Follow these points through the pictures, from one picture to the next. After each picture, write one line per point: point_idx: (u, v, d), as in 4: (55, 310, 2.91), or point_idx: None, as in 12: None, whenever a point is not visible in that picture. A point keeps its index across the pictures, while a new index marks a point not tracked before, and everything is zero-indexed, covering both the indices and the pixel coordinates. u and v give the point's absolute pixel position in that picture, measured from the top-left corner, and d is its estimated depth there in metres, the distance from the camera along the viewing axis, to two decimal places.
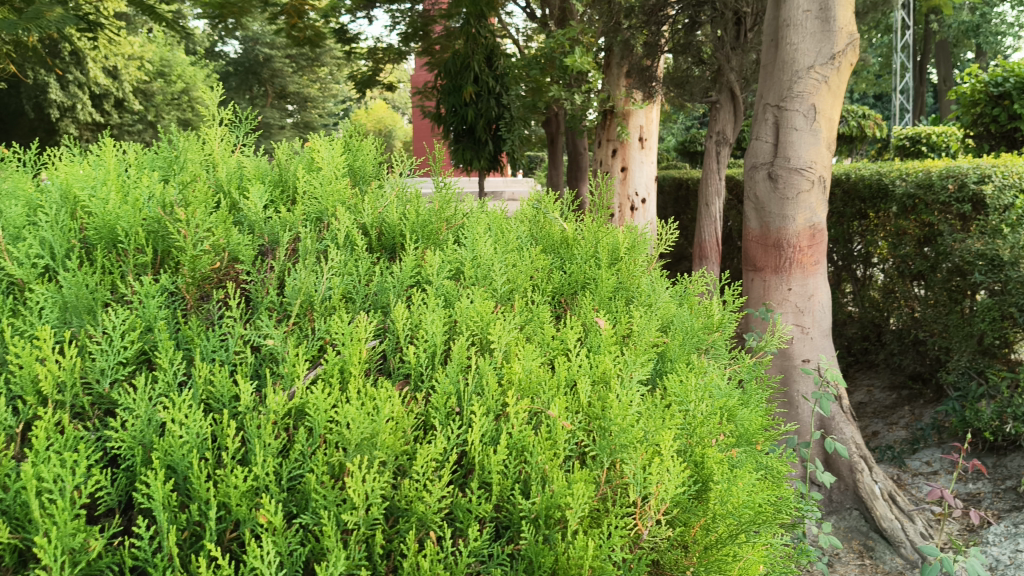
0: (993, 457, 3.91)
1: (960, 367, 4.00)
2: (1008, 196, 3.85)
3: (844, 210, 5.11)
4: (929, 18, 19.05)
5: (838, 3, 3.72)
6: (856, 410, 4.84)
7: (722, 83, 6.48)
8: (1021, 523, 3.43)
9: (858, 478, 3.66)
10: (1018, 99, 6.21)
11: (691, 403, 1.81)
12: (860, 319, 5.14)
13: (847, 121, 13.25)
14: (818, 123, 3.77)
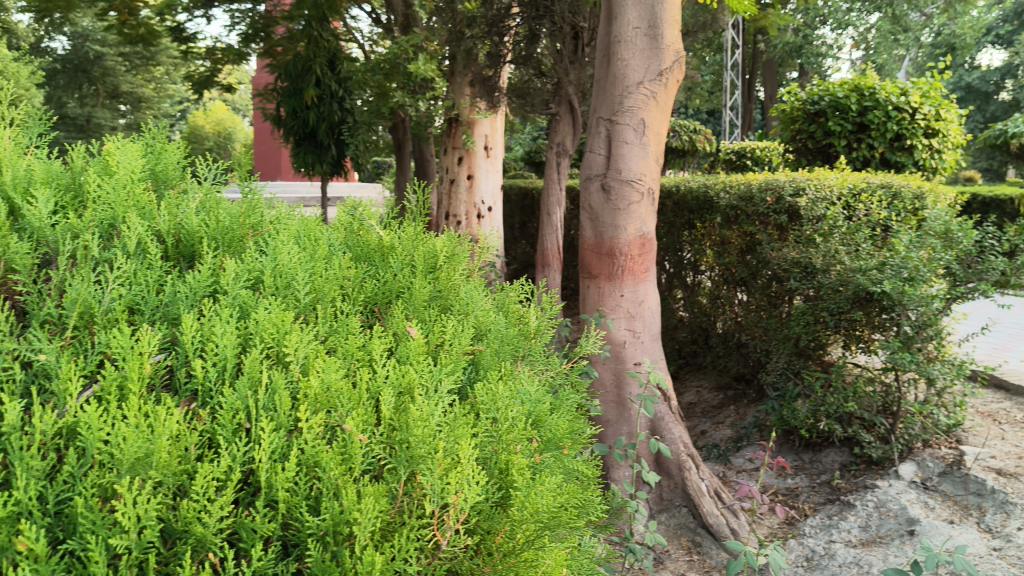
0: (809, 453, 4.14)
1: (778, 367, 4.21)
2: (820, 208, 4.09)
3: (675, 220, 5.36)
4: (758, 38, 20.14)
5: (665, 21, 3.85)
6: (686, 411, 5.02)
7: (561, 95, 6.41)
8: (833, 514, 3.60)
9: (686, 476, 3.81)
10: (832, 116, 6.64)
11: (498, 410, 1.75)
12: (690, 324, 5.37)
13: (679, 135, 13.80)
14: (646, 137, 3.90)
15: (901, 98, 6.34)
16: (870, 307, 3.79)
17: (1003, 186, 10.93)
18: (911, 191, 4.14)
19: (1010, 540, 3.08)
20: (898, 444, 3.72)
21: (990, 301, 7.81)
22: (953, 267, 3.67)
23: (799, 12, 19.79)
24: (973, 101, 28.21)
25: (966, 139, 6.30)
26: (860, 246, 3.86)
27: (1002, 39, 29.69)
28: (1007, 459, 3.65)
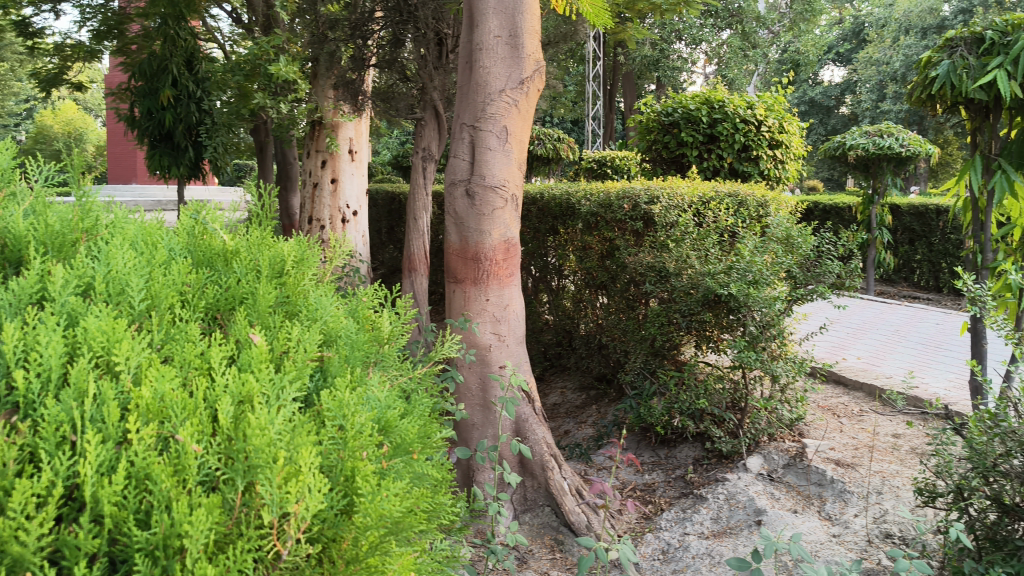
0: (665, 449, 4.28)
1: (636, 367, 4.36)
2: (673, 215, 4.27)
3: (539, 226, 5.46)
4: (619, 50, 20.71)
5: (526, 31, 3.91)
6: (550, 412, 5.12)
7: (426, 100, 6.34)
8: (688, 508, 3.72)
9: (549, 475, 3.86)
10: (684, 127, 6.90)
11: (344, 417, 1.70)
12: (555, 327, 5.49)
13: (544, 143, 14.02)
14: (509, 144, 3.93)
15: (748, 111, 6.69)
16: (718, 309, 3.98)
17: (841, 196, 11.67)
18: (755, 200, 4.46)
19: (849, 526, 3.27)
20: (746, 438, 3.91)
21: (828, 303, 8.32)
22: (794, 271, 3.91)
23: (657, 26, 20.43)
24: (815, 114, 29.76)
25: (805, 150, 6.84)
26: (709, 251, 4.04)
27: (844, 58, 31.60)
28: (845, 450, 3.90)
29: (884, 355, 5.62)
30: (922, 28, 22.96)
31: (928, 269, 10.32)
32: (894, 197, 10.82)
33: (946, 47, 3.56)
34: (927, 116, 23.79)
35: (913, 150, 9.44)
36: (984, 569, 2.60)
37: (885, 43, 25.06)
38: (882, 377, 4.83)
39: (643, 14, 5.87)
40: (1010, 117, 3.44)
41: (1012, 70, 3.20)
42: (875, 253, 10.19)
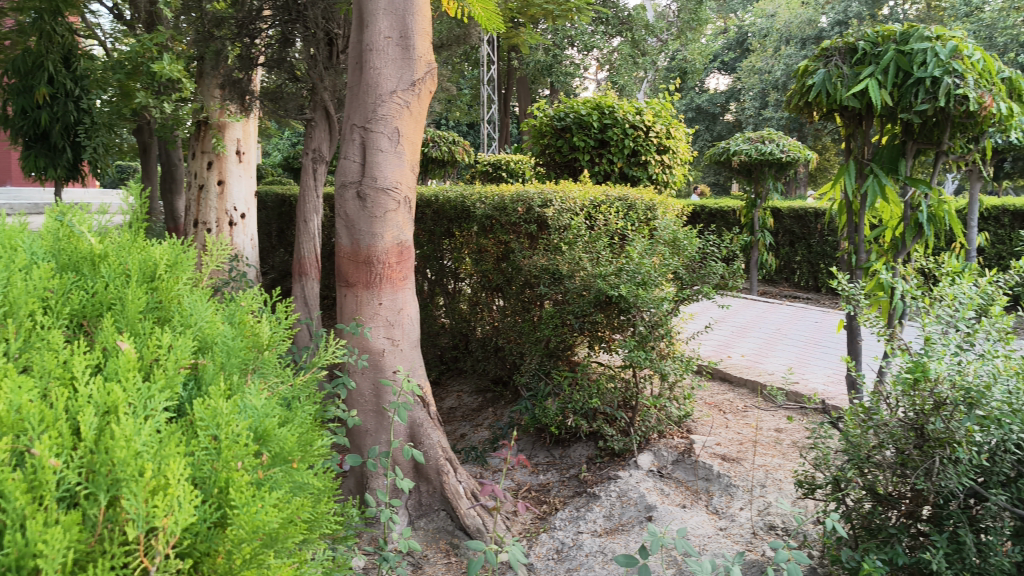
0: (559, 448, 4.32)
1: (531, 368, 4.37)
2: (566, 218, 4.31)
3: (434, 229, 5.42)
4: (511, 54, 20.76)
5: (416, 32, 3.87)
6: (447, 415, 5.10)
7: (316, 100, 6.22)
8: (582, 506, 3.73)
9: (444, 479, 3.80)
10: (576, 132, 6.98)
11: (219, 427, 1.64)
12: (451, 330, 5.49)
13: (439, 146, 14.01)
14: (400, 146, 3.87)
15: (636, 116, 6.85)
16: (609, 309, 4.04)
17: (727, 200, 12.08)
18: (644, 204, 4.57)
19: (735, 519, 3.36)
20: (636, 436, 3.99)
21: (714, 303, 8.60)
22: (681, 272, 4.02)
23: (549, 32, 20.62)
24: (702, 121, 30.62)
25: (691, 156, 7.05)
26: (601, 254, 4.10)
27: (728, 66, 32.66)
28: (730, 445, 4.03)
29: (767, 353, 5.83)
30: (801, 38, 23.99)
31: (807, 270, 10.77)
32: (775, 201, 11.26)
33: (820, 57, 3.66)
34: (806, 124, 24.87)
35: (793, 155, 9.82)
36: (861, 556, 2.70)
37: (766, 52, 26.04)
38: (765, 374, 5.01)
39: (536, 19, 5.91)
40: (880, 125, 3.60)
41: (882, 79, 3.36)
42: (758, 255, 10.57)
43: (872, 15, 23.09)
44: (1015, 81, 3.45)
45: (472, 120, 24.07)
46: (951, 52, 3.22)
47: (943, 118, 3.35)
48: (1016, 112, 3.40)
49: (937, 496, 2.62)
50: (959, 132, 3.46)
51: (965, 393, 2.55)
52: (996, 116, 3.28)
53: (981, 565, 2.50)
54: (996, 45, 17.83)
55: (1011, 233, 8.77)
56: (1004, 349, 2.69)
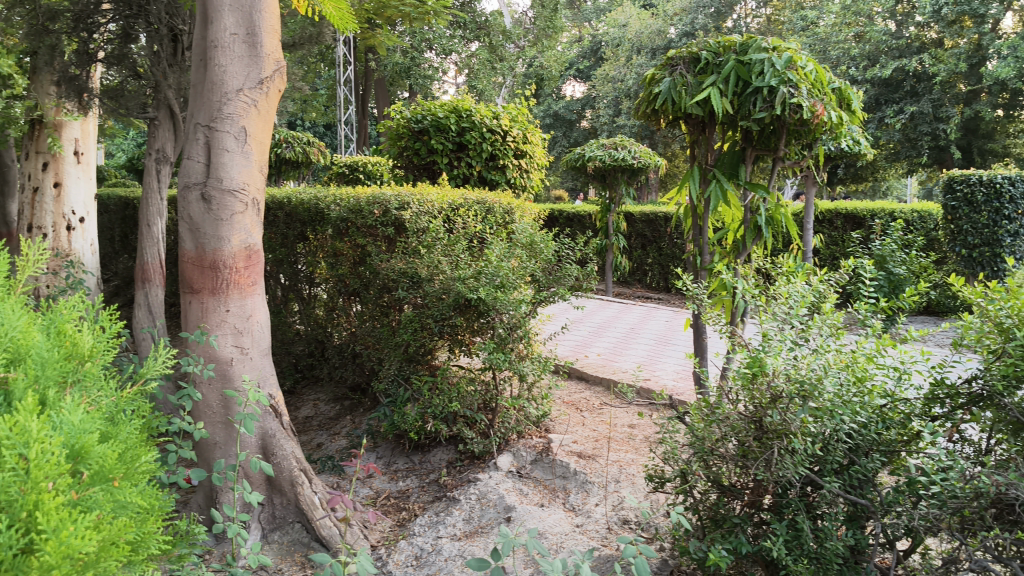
0: (418, 454, 4.24)
1: (390, 374, 4.25)
2: (424, 221, 4.22)
3: (288, 232, 5.27)
4: (369, 56, 20.46)
5: (264, 29, 3.76)
6: (303, 424, 4.95)
7: (159, 98, 5.87)
8: (440, 511, 3.61)
9: (299, 491, 3.65)
10: (433, 135, 6.92)
11: (28, 445, 1.50)
12: (307, 337, 5.37)
13: (292, 146, 13.71)
14: (248, 146, 3.74)
15: (493, 120, 6.90)
16: (468, 312, 3.99)
17: (582, 204, 12.38)
18: (501, 208, 4.63)
19: (591, 516, 3.39)
20: (496, 437, 3.98)
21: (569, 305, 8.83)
22: (537, 274, 4.08)
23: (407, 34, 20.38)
24: (559, 127, 31.15)
25: (547, 160, 7.19)
26: (459, 257, 4.04)
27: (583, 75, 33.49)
28: (586, 442, 4.10)
29: (621, 351, 5.98)
30: (653, 48, 24.84)
31: (659, 271, 11.15)
32: (627, 205, 11.61)
33: (667, 65, 3.72)
34: (656, 130, 25.77)
35: (645, 161, 10.13)
36: (708, 546, 2.76)
37: (618, 60, 26.81)
38: (619, 373, 5.13)
39: (392, 21, 5.85)
40: (723, 132, 3.74)
41: (724, 88, 3.46)
42: (612, 257, 10.86)
43: (717, 27, 24.22)
44: (845, 91, 3.64)
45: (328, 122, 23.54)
46: (786, 63, 3.37)
47: (780, 125, 3.50)
48: (845, 120, 3.60)
49: (776, 486, 2.72)
50: (794, 139, 3.64)
51: (799, 386, 2.64)
52: (828, 124, 3.47)
53: (818, 550, 2.62)
54: (828, 57, 18.97)
55: (842, 235, 9.37)
56: (835, 343, 2.83)
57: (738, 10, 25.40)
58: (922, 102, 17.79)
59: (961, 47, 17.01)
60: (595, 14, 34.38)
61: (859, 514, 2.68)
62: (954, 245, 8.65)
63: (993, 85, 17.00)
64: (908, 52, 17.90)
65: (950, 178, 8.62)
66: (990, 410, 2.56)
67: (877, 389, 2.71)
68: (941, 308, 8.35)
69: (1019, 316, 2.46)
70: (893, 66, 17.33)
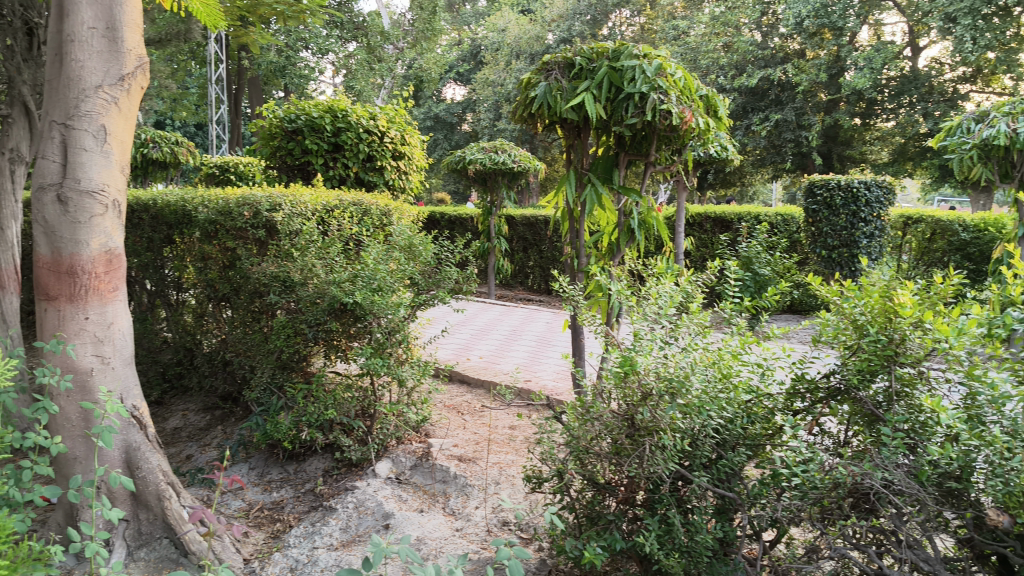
0: (293, 464, 4.12)
1: (262, 383, 4.06)
2: (297, 223, 4.12)
3: (154, 236, 5.06)
4: (241, 54, 19.91)
5: (124, 24, 3.61)
6: (171, 436, 4.76)
7: (12, 94, 5.59)
8: (317, 522, 3.52)
9: (166, 505, 3.49)
10: (307, 135, 6.79)
11: None
12: (174, 344, 5.16)
13: (160, 146, 13.21)
14: (108, 145, 3.57)
15: (370, 121, 6.83)
16: (344, 317, 3.90)
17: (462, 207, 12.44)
18: (378, 209, 4.64)
19: (470, 519, 3.37)
20: (374, 444, 3.92)
21: (448, 308, 8.79)
22: (416, 277, 4.04)
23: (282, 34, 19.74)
24: (440, 129, 31.07)
25: (426, 162, 7.22)
26: (334, 260, 3.94)
27: (463, 78, 33.64)
28: (466, 445, 4.09)
29: (503, 353, 6.01)
30: (532, 53, 24.97)
31: (539, 273, 11.32)
32: (508, 207, 11.71)
33: (542, 70, 3.72)
34: (535, 135, 26.08)
35: (524, 164, 10.22)
36: (583, 544, 2.78)
37: (498, 64, 26.97)
38: (500, 374, 5.16)
39: (265, 19, 5.69)
40: (597, 136, 3.79)
41: (597, 93, 3.48)
42: (494, 260, 10.97)
43: (593, 34, 24.63)
44: (712, 98, 3.74)
45: (200, 121, 22.71)
46: (656, 70, 3.43)
47: (650, 131, 3.59)
48: (711, 127, 3.71)
49: (649, 482, 2.76)
50: (665, 145, 3.74)
51: (668, 383, 2.69)
52: (696, 130, 3.57)
53: (688, 544, 2.66)
54: (699, 66, 19.59)
55: (713, 238, 9.74)
56: (702, 342, 2.93)
57: (613, 19, 25.34)
58: (786, 110, 18.63)
59: (822, 58, 17.87)
60: (475, 18, 34.45)
61: (728, 507, 2.74)
62: (816, 245, 9.09)
63: (850, 95, 17.95)
64: (773, 62, 18.70)
65: (812, 183, 9.02)
66: (847, 403, 2.68)
67: (742, 385, 2.80)
68: (804, 306, 8.77)
69: (871, 312, 2.57)
70: (760, 76, 18.05)
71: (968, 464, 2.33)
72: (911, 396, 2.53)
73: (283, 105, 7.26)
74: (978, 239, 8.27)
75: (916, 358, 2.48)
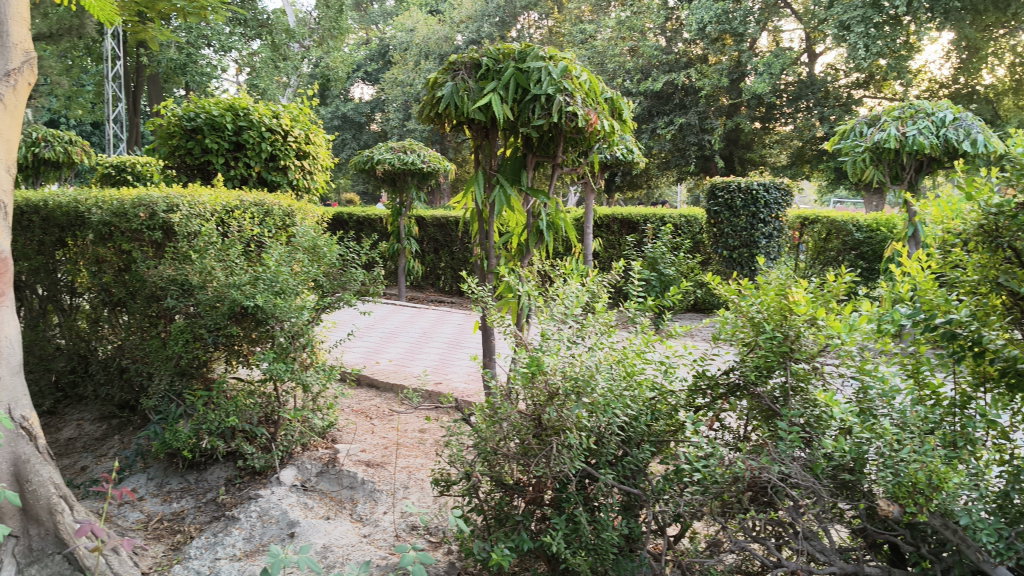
0: (194, 473, 3.99)
1: (160, 391, 3.94)
2: (195, 224, 4.01)
3: (44, 238, 4.85)
4: (140, 51, 19.27)
5: (10, 18, 3.46)
6: (64, 447, 4.56)
7: None
8: (220, 531, 3.41)
9: (58, 520, 3.34)
10: (208, 134, 6.62)
11: None
12: (67, 351, 4.96)
13: (52, 146, 12.69)
14: None
15: (273, 120, 6.71)
16: (245, 321, 3.80)
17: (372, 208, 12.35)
18: (281, 210, 4.57)
19: (378, 525, 3.32)
20: (278, 451, 3.83)
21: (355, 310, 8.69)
22: (321, 279, 3.99)
23: (181, 30, 19.19)
24: (348, 129, 30.75)
25: (330, 161, 7.14)
26: (234, 263, 3.84)
27: (372, 77, 33.42)
28: (374, 450, 4.04)
29: (412, 356, 5.97)
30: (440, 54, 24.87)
31: (451, 275, 11.34)
32: (418, 208, 11.67)
33: (448, 70, 3.70)
34: (446, 136, 26.05)
35: (434, 165, 10.17)
36: (491, 545, 2.76)
37: (406, 65, 26.79)
38: (408, 377, 5.12)
39: (164, 15, 5.52)
40: (504, 138, 3.79)
41: (504, 94, 3.48)
42: (404, 261, 10.92)
43: (502, 36, 24.69)
44: (617, 101, 3.79)
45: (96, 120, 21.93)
46: (562, 72, 3.45)
47: (557, 133, 3.60)
48: (616, 129, 3.75)
49: (555, 481, 2.76)
50: (571, 147, 3.77)
51: (574, 382, 2.70)
52: (601, 132, 3.61)
53: (595, 541, 2.67)
54: (606, 70, 19.85)
55: (620, 239, 9.90)
56: (607, 341, 2.95)
57: (521, 21, 25.52)
58: (690, 114, 19.05)
59: (723, 64, 18.35)
60: (382, 18, 34.25)
61: (633, 503, 2.78)
62: (717, 246, 9.27)
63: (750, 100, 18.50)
64: (677, 67, 19.10)
65: (713, 185, 9.24)
66: (745, 399, 2.74)
67: (646, 382, 2.83)
68: (707, 305, 8.98)
69: (767, 310, 2.62)
70: (665, 80, 18.42)
71: (861, 456, 2.40)
72: (806, 390, 2.59)
73: (182, 103, 7.06)
74: (870, 239, 8.61)
75: (811, 353, 2.55)
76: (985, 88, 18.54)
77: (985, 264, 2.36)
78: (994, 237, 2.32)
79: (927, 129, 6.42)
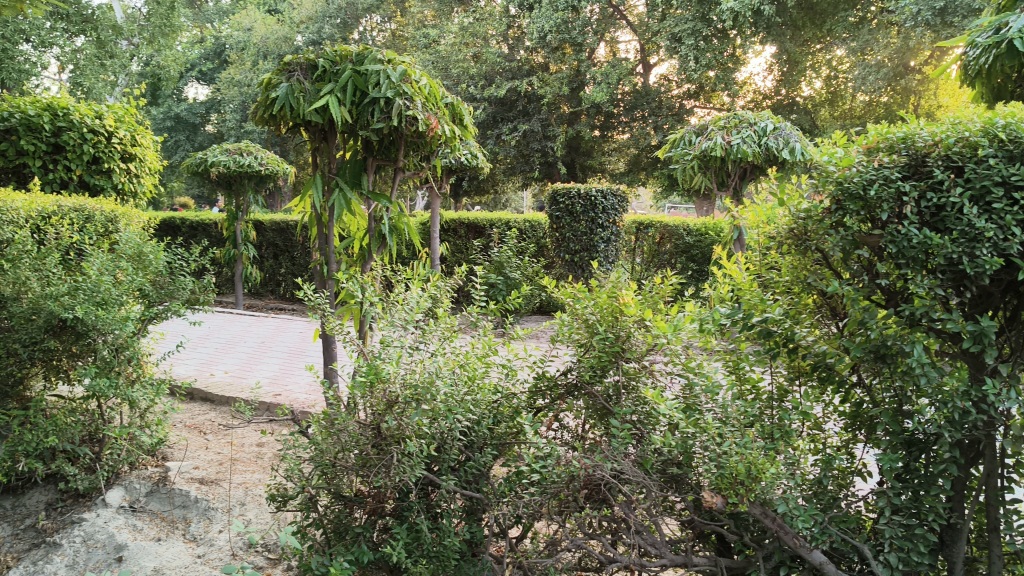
0: (9, 498, 3.70)
1: None
2: (6, 231, 3.77)
3: None
4: None
5: None
6: None
7: None
8: (40, 559, 3.19)
9: None
10: (23, 135, 6.23)
11: None
12: None
13: None
14: None
15: (95, 120, 6.38)
16: (64, 334, 3.59)
17: (207, 214, 11.95)
18: (102, 216, 4.40)
19: (213, 544, 3.20)
20: (104, 471, 3.62)
21: (183, 320, 8.35)
22: (147, 288, 3.80)
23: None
24: (182, 130, 29.69)
25: (159, 164, 6.85)
26: (50, 272, 3.61)
27: (206, 76, 32.38)
28: (208, 467, 3.90)
29: (251, 367, 5.77)
30: (278, 54, 24.20)
31: (291, 281, 11.15)
32: (257, 212, 11.36)
33: (283, 70, 3.60)
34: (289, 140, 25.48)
35: (275, 168, 9.92)
36: (329, 559, 2.69)
37: (243, 64, 25.90)
38: (242, 390, 4.95)
39: None
40: (343, 140, 3.71)
41: (342, 97, 3.43)
42: (242, 268, 10.59)
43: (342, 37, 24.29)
44: (457, 106, 3.82)
45: None
46: (401, 76, 3.43)
47: (396, 137, 3.60)
48: (457, 134, 3.78)
49: (397, 490, 2.73)
50: (411, 152, 3.78)
51: (414, 390, 2.67)
52: (442, 138, 3.66)
53: (435, 547, 2.67)
54: (450, 75, 19.88)
55: (466, 243, 10.03)
56: (448, 346, 2.94)
57: (364, 24, 25.69)
58: (533, 121, 19.40)
59: (564, 73, 18.77)
60: (218, 15, 33.16)
61: (475, 507, 2.80)
62: (559, 251, 9.45)
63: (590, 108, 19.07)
64: (520, 74, 19.38)
65: (555, 191, 9.38)
66: (582, 399, 2.80)
67: (489, 386, 2.85)
68: (550, 306, 9.13)
69: (600, 312, 2.69)
70: (509, 87, 18.65)
71: (688, 449, 2.50)
72: (637, 388, 2.68)
73: None
74: (700, 241, 9.09)
75: (640, 353, 2.65)
76: (804, 99, 19.66)
77: (796, 264, 2.55)
78: (804, 240, 2.51)
79: (750, 139, 6.79)
